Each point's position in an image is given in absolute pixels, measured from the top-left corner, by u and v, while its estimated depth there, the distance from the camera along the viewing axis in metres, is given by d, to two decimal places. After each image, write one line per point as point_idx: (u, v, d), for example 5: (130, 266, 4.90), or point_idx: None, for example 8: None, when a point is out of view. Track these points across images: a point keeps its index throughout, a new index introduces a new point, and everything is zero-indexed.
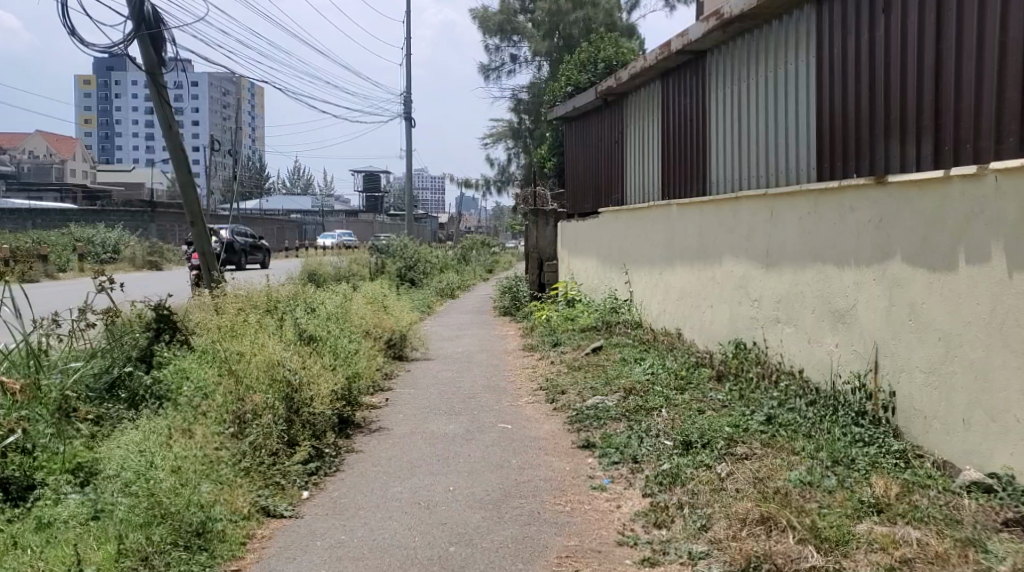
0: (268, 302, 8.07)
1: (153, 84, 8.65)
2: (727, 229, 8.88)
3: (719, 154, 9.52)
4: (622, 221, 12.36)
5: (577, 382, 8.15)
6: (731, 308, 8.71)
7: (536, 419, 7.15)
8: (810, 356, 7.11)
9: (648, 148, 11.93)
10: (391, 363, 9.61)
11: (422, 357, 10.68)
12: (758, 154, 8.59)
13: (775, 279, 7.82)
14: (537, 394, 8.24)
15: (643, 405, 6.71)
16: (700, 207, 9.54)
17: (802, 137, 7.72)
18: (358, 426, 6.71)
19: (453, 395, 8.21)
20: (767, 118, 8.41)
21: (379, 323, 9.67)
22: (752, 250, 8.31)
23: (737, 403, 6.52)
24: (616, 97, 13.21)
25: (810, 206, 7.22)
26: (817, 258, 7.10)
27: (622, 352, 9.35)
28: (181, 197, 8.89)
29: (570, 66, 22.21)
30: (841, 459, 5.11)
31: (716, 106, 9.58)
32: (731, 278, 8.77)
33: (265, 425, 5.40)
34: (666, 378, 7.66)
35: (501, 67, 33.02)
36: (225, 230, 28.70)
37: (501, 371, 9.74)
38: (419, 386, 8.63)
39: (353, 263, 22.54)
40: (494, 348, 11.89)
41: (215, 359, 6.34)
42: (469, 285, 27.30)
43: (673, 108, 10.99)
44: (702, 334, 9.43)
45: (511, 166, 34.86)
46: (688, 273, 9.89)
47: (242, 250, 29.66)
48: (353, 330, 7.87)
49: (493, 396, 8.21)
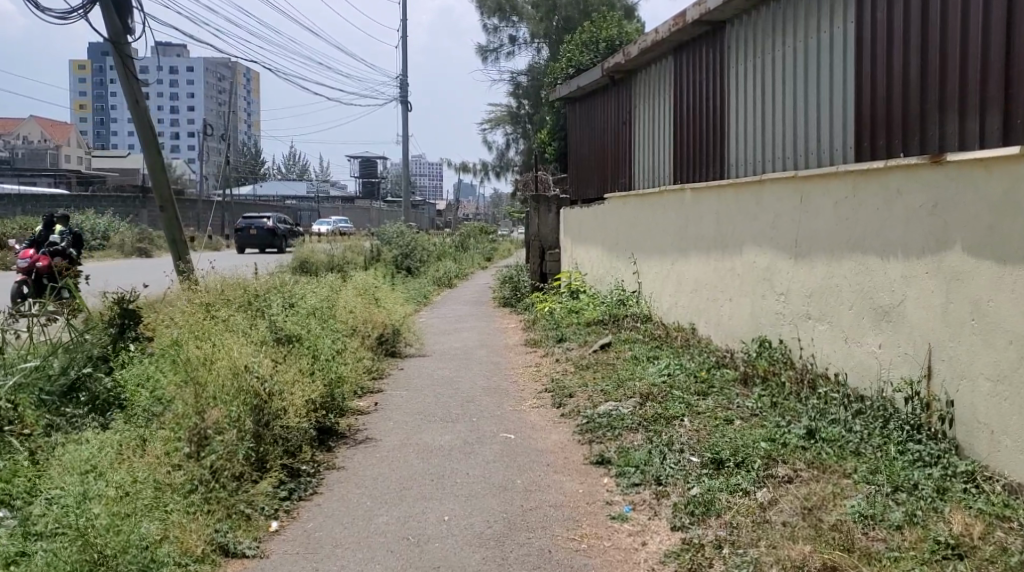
0: (245, 292, 7.29)
1: (118, 54, 7.82)
2: (749, 216, 8.11)
3: (739, 134, 8.74)
4: (629, 207, 11.58)
5: (587, 384, 7.39)
6: (754, 302, 7.96)
7: (542, 428, 6.39)
8: (848, 358, 6.36)
9: (659, 129, 11.15)
10: (382, 361, 8.86)
11: (416, 354, 9.94)
12: (785, 134, 7.82)
13: (805, 271, 7.06)
14: (542, 397, 7.49)
15: (664, 414, 5.95)
16: (718, 192, 8.76)
17: (838, 114, 6.95)
18: (341, 437, 5.96)
19: (449, 399, 7.44)
20: (795, 94, 7.64)
21: (370, 318, 8.88)
22: (778, 239, 7.54)
23: (770, 412, 5.76)
24: (623, 75, 12.39)
25: (849, 190, 6.46)
26: (856, 248, 6.34)
27: (633, 349, 8.61)
28: (149, 180, 8.11)
29: (572, 47, 21.29)
30: (903, 485, 4.37)
31: (737, 81, 8.79)
32: (754, 269, 8.00)
33: (229, 443, 4.65)
34: (685, 381, 6.91)
35: (499, 49, 32.07)
36: (268, 215, 30.48)
37: (502, 370, 8.97)
38: (412, 387, 7.87)
39: (347, 251, 21.69)
40: (494, 343, 11.12)
41: (175, 359, 5.55)
42: (468, 273, 26.57)
43: (686, 84, 10.20)
44: (720, 330, 8.68)
45: (509, 151, 34.00)
46: (704, 263, 9.12)
47: (282, 231, 31.35)
48: (338, 327, 7.11)
49: (494, 399, 7.47)
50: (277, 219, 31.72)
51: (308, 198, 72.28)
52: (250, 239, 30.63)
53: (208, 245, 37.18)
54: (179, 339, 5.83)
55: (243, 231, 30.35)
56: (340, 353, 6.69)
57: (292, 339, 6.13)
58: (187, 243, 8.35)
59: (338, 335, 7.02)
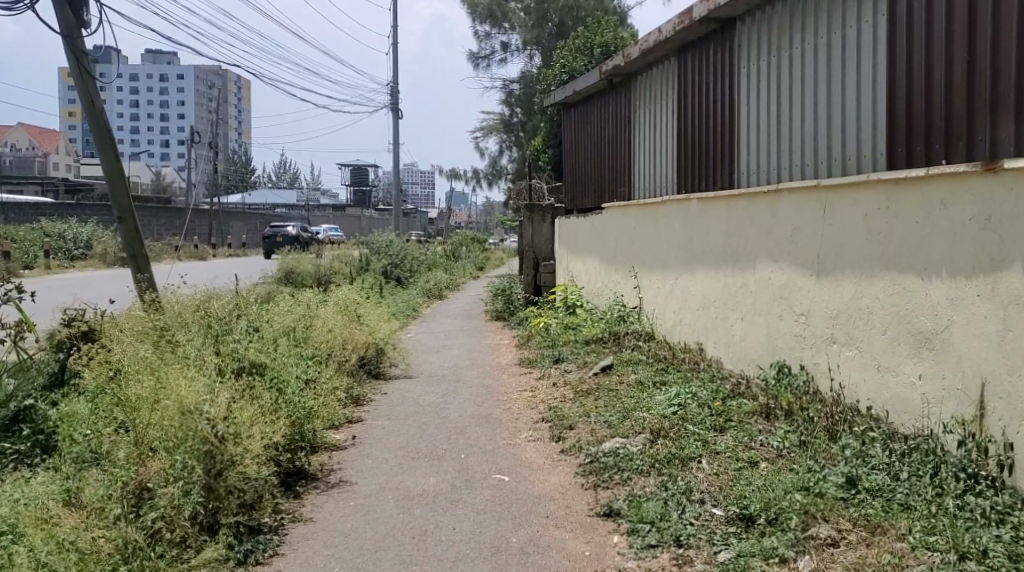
0: (209, 306, 6.56)
1: (70, 49, 7.19)
2: (764, 228, 7.43)
3: (752, 139, 8.09)
4: (629, 217, 10.90)
5: (589, 413, 6.70)
6: (770, 322, 7.28)
7: (539, 468, 5.68)
8: (883, 389, 5.70)
9: (661, 134, 10.49)
10: (363, 385, 8.16)
11: (401, 374, 9.25)
12: (804, 140, 7.17)
13: (830, 290, 6.40)
14: (538, 428, 6.79)
15: (677, 454, 5.26)
16: (728, 202, 8.10)
17: (866, 118, 6.30)
18: (313, 482, 5.26)
19: (435, 431, 6.73)
20: (815, 97, 6.99)
21: (351, 338, 8.17)
22: (799, 254, 6.87)
23: (799, 454, 5.08)
24: (623, 79, 11.75)
25: (881, 201, 5.79)
26: (890, 266, 5.67)
27: (638, 373, 7.93)
28: (107, 190, 7.48)
29: (566, 53, 20.65)
30: (969, 553, 3.65)
31: (749, 83, 8.14)
32: (769, 287, 7.33)
33: (171, 501, 4.03)
34: (698, 411, 6.22)
35: (491, 56, 31.43)
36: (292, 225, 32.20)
37: (495, 395, 8.26)
38: (395, 417, 7.17)
39: (333, 261, 20.96)
40: (485, 362, 10.42)
41: (114, 396, 4.85)
42: (460, 283, 25.94)
43: (690, 87, 9.55)
44: (730, 351, 8.00)
45: (501, 159, 33.36)
46: (712, 279, 8.45)
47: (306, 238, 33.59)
48: (308, 352, 6.39)
49: (485, 430, 6.77)
50: (301, 227, 33.85)
51: (298, 206, 71.54)
52: (276, 245, 32.77)
53: (193, 255, 36.38)
54: (126, 369, 5.09)
55: (271, 238, 32.52)
56: (313, 382, 5.98)
57: (256, 368, 5.40)
58: (149, 257, 7.68)
59: (310, 362, 6.31)
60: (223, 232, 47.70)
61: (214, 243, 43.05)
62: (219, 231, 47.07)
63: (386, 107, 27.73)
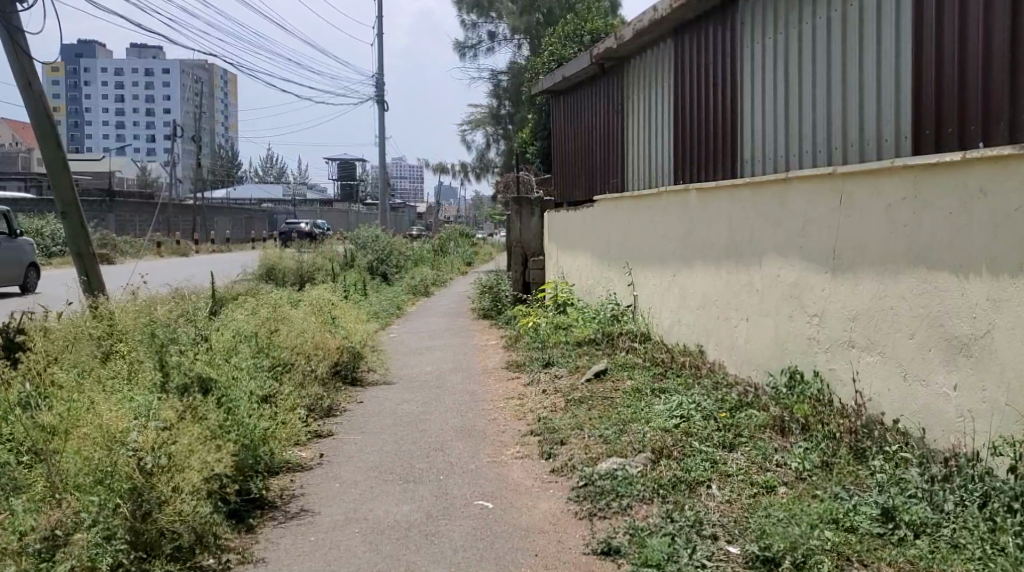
0: (156, 311, 5.91)
1: (4, 27, 6.93)
2: (772, 221, 6.81)
3: (756, 124, 7.48)
4: (622, 211, 10.29)
5: (582, 427, 6.07)
6: (779, 323, 6.67)
7: (527, 492, 5.04)
8: (911, 401, 5.10)
9: (657, 120, 9.87)
10: (336, 393, 7.52)
11: (380, 381, 8.60)
12: (816, 123, 6.55)
13: (847, 288, 5.79)
14: (527, 442, 6.16)
15: (682, 479, 4.64)
16: (731, 192, 7.48)
17: (888, 97, 5.67)
18: (271, 514, 4.62)
19: (411, 447, 6.08)
20: (827, 76, 6.37)
21: (323, 342, 7.53)
22: (811, 249, 6.26)
23: (823, 477, 4.46)
24: (614, 63, 11.12)
25: (907, 190, 5.17)
26: (919, 263, 5.06)
27: (634, 380, 7.31)
28: (47, 181, 7.13)
29: (554, 40, 20.02)
30: None
31: (752, 63, 7.52)
32: (777, 285, 6.72)
33: (86, 547, 3.34)
34: (703, 425, 5.60)
35: (478, 45, 30.76)
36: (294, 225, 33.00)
37: (480, 403, 7.62)
38: (369, 431, 6.52)
39: (316, 257, 20.33)
40: (470, 365, 9.77)
41: (25, 416, 4.13)
42: (446, 278, 25.24)
43: (687, 69, 8.94)
44: (735, 355, 7.38)
45: (489, 152, 32.67)
46: (714, 276, 7.83)
47: None
48: (265, 363, 5.74)
49: (467, 445, 6.14)
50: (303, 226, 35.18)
51: (283, 201, 70.61)
52: None
53: (176, 251, 35.59)
54: (51, 389, 4.44)
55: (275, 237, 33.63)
56: (267, 400, 5.32)
57: (204, 384, 4.75)
58: (96, 253, 7.36)
59: (268, 376, 5.67)
60: (207, 227, 46.90)
61: (198, 239, 42.27)
62: (201, 227, 46.20)
63: (370, 98, 27.08)
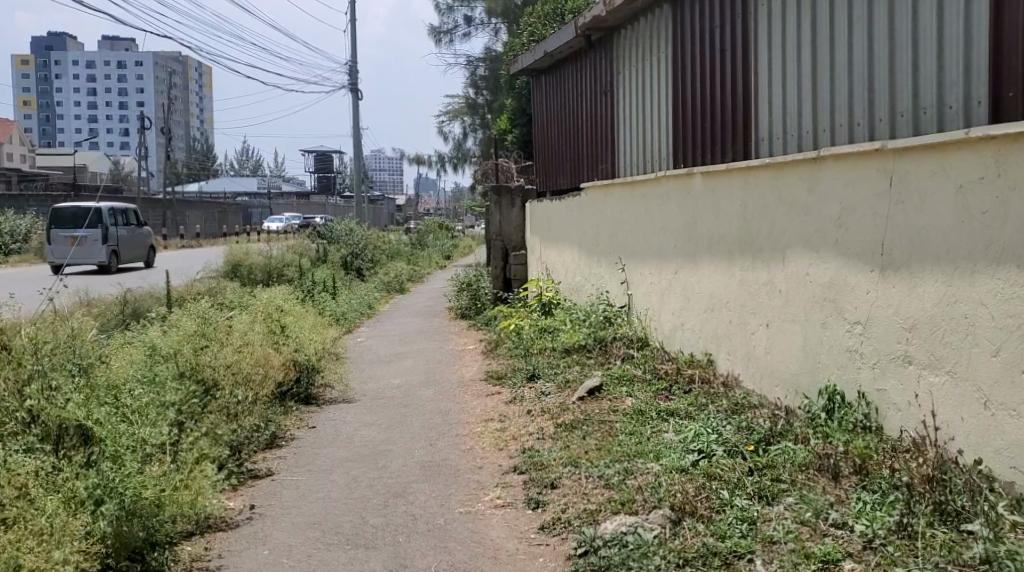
0: (32, 329, 4.70)
1: None
2: (797, 209, 5.71)
3: (775, 96, 6.38)
4: (613, 199, 9.17)
5: (577, 464, 4.93)
6: (811, 331, 5.56)
7: (511, 562, 3.90)
8: (998, 437, 4.01)
9: (652, 98, 8.74)
10: (283, 419, 6.34)
11: (338, 399, 7.43)
12: (854, 90, 5.42)
13: (901, 289, 4.69)
14: (509, 483, 5.02)
15: (714, 550, 3.55)
16: (746, 175, 6.37)
17: (953, 52, 4.56)
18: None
19: (367, 493, 4.92)
20: (868, 32, 5.25)
21: (264, 360, 6.35)
22: (850, 243, 5.15)
23: (903, 550, 3.37)
24: (602, 35, 9.98)
25: (985, 167, 4.06)
26: (1005, 260, 3.96)
27: (635, 399, 6.19)
28: None
29: (535, 21, 18.80)
30: None
31: (769, 24, 6.41)
32: (806, 285, 5.61)
33: None
34: (729, 463, 4.50)
35: (454, 31, 29.50)
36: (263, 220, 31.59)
37: (452, 427, 6.45)
38: (318, 470, 5.36)
39: (285, 252, 19.15)
40: (445, 377, 8.60)
41: None
42: (423, 273, 23.99)
43: (688, 35, 7.80)
44: (754, 367, 6.27)
45: (467, 141, 31.40)
46: (725, 273, 6.71)
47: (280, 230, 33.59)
48: (169, 401, 4.78)
49: (436, 489, 4.99)
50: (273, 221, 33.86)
51: (257, 194, 68.89)
52: None
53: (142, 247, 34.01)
54: None
55: None
56: (162, 454, 4.27)
57: (83, 433, 3.85)
58: None
59: (167, 424, 4.58)
60: (179, 221, 45.46)
61: (167, 234, 40.77)
62: (170, 222, 44.61)
63: (342, 86, 25.72)
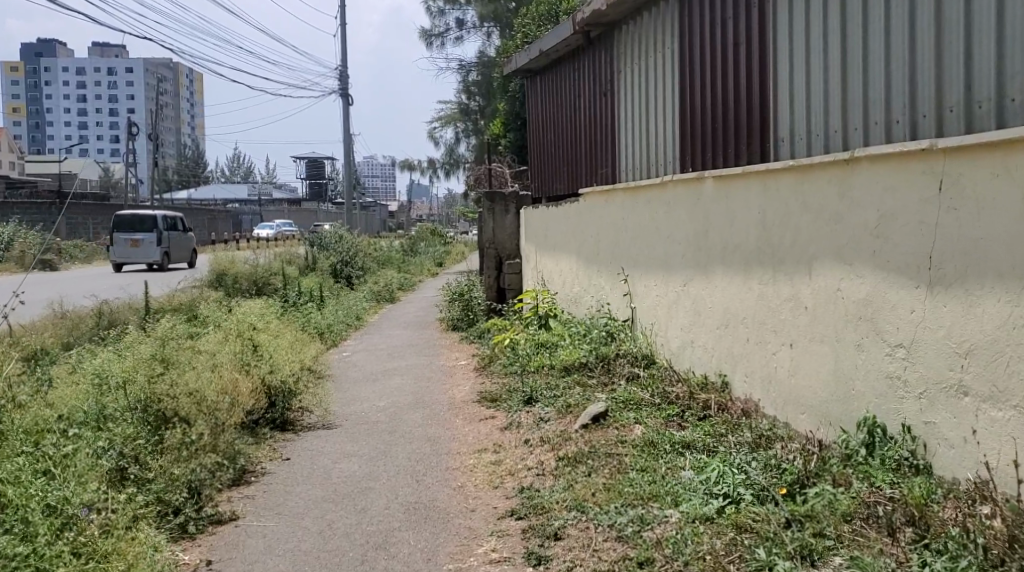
0: None
1: None
2: (825, 216, 5.11)
3: (796, 93, 5.78)
4: (614, 205, 8.55)
5: (583, 510, 4.31)
6: (845, 353, 4.94)
7: None
8: None
9: (656, 96, 8.14)
10: (252, 451, 5.70)
11: (316, 424, 6.78)
12: (891, 83, 4.82)
13: (955, 309, 4.07)
14: (505, 530, 4.38)
15: None
16: (764, 179, 5.77)
17: (1015, 36, 3.97)
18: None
19: (343, 543, 4.28)
20: (908, 16, 4.65)
21: (230, 387, 5.72)
22: (889, 255, 4.55)
23: None
24: (601, 31, 9.40)
25: None
26: None
27: (645, 428, 5.56)
28: None
29: (529, 22, 18.22)
30: None
31: (790, 12, 5.81)
32: (838, 301, 4.99)
33: None
34: (760, 513, 3.89)
35: (446, 34, 28.90)
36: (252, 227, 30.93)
37: (442, 459, 5.81)
38: (289, 514, 4.71)
39: (272, 260, 18.55)
40: (435, 398, 7.95)
41: None
42: (416, 282, 23.36)
43: (696, 28, 7.22)
44: (777, 391, 5.66)
45: (460, 147, 30.79)
46: (741, 287, 6.10)
47: None
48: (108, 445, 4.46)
49: (422, 537, 4.36)
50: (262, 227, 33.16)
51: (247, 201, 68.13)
52: None
53: None
54: None
55: None
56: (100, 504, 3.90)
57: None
58: None
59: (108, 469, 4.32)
60: None
61: None
62: None
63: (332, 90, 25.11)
